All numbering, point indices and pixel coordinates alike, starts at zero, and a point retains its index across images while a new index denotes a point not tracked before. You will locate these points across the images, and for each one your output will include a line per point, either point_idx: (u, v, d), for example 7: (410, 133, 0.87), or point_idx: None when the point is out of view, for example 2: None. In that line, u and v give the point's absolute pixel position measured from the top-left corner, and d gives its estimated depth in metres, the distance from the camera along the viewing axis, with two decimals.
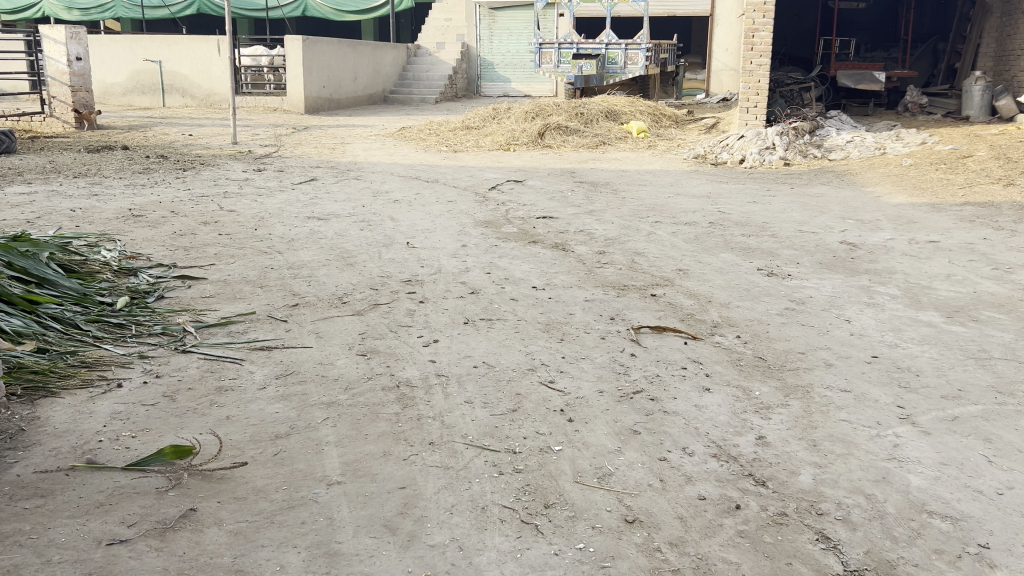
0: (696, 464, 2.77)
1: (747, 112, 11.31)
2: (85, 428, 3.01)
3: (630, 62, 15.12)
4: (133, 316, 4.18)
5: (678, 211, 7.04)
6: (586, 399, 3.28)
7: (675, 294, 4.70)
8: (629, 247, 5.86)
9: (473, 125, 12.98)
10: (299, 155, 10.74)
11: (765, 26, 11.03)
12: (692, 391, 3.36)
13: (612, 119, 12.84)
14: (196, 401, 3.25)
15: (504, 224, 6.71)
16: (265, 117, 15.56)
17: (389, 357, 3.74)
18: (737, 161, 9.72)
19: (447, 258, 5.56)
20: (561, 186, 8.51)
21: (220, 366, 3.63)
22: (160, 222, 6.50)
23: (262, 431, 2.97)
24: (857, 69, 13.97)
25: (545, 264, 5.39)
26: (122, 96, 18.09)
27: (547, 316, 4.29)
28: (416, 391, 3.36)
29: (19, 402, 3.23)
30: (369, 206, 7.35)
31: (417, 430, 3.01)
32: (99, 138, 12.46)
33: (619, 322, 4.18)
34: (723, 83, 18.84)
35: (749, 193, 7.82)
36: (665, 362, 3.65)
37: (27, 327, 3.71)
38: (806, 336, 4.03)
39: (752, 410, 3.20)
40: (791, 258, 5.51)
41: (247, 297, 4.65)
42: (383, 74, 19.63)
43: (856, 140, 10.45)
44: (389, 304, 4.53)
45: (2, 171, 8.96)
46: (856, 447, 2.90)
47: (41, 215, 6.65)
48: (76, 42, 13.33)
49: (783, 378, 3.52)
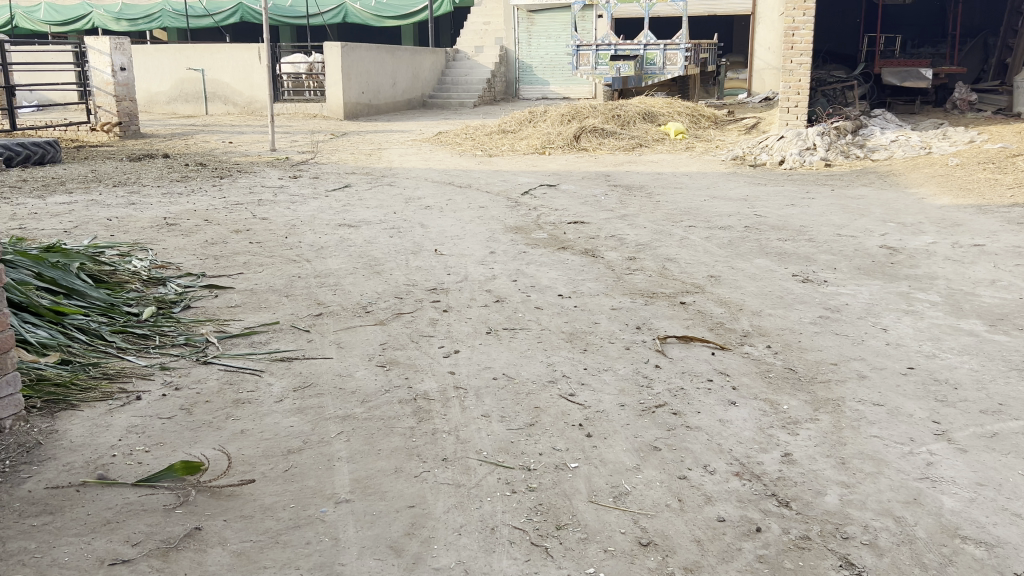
0: (716, 484, 2.67)
1: (787, 112, 11.08)
2: (101, 441, 3.01)
3: (669, 62, 14.94)
4: (158, 326, 4.20)
5: (713, 215, 6.90)
6: (606, 413, 3.18)
7: (706, 301, 4.58)
8: (660, 252, 5.75)
9: (509, 129, 12.93)
10: (335, 161, 10.78)
11: (805, 24, 10.81)
12: (717, 404, 3.25)
13: (650, 121, 12.70)
14: (213, 414, 3.23)
15: (534, 230, 6.64)
16: (305, 124, 15.67)
17: (408, 368, 3.69)
18: (776, 162, 9.53)
19: (475, 265, 5.51)
20: (594, 191, 8.40)
21: (239, 378, 3.62)
22: (193, 230, 6.55)
23: (275, 446, 2.94)
24: (902, 66, 13.65)
25: (573, 271, 5.31)
26: (167, 104, 18.43)
27: (572, 326, 4.21)
28: (433, 403, 3.31)
29: (39, 415, 3.24)
30: (400, 212, 7.34)
31: (431, 445, 2.95)
32: (141, 146, 12.67)
33: (645, 332, 4.08)
34: (766, 82, 18.56)
35: (789, 196, 7.63)
36: (691, 374, 3.54)
37: (52, 338, 3.73)
38: (839, 346, 3.89)
39: (778, 425, 3.09)
40: (827, 263, 5.36)
41: (273, 306, 4.65)
42: (422, 79, 19.68)
43: (901, 139, 10.17)
44: (413, 313, 4.48)
45: (46, 180, 9.14)
46: (886, 465, 2.77)
47: (79, 224, 6.75)
48: (120, 53, 13.63)
49: (813, 392, 3.39)
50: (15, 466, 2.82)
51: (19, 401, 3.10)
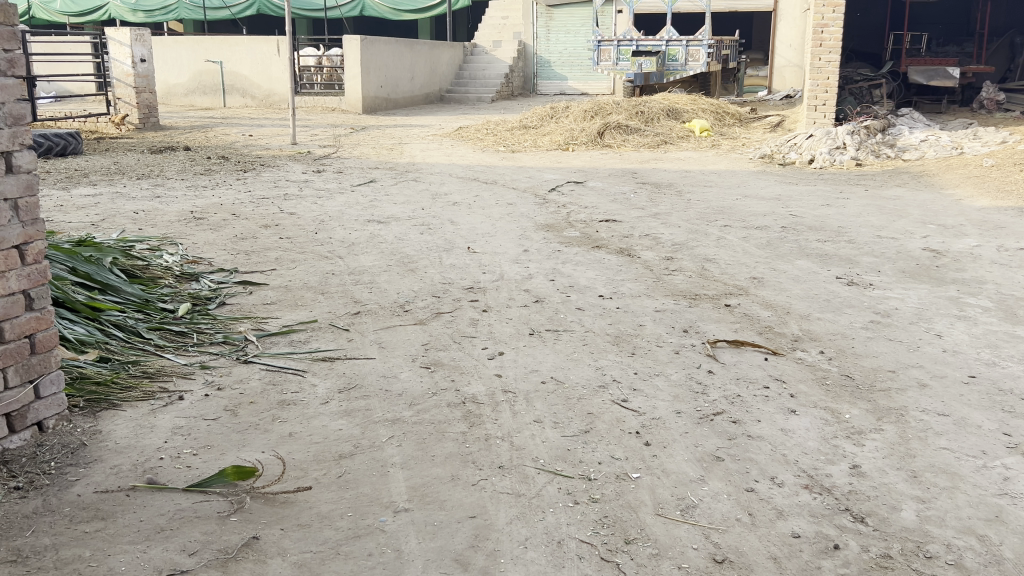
0: (787, 497, 2.58)
1: (815, 110, 10.95)
2: (146, 443, 2.93)
3: (691, 59, 14.79)
4: (195, 324, 4.13)
5: (747, 214, 6.79)
6: (663, 421, 3.09)
7: (751, 304, 4.48)
8: (698, 252, 5.65)
9: (531, 125, 12.82)
10: (357, 156, 10.69)
11: (835, 22, 10.65)
12: (777, 413, 3.16)
13: (673, 118, 12.57)
14: (259, 416, 3.15)
15: (566, 227, 6.55)
16: (323, 118, 15.59)
17: (454, 370, 3.60)
18: (806, 161, 9.40)
19: (510, 264, 5.41)
20: (622, 188, 8.29)
21: (282, 378, 3.54)
22: (222, 225, 6.48)
23: (325, 450, 2.86)
24: (929, 64, 13.53)
25: (611, 270, 5.21)
26: (185, 96, 18.38)
27: (616, 328, 4.11)
28: (484, 408, 3.22)
29: (81, 415, 3.17)
30: (428, 208, 7.25)
31: (486, 452, 2.86)
32: (162, 138, 12.62)
33: (693, 335, 3.99)
34: (786, 79, 18.44)
35: (822, 196, 7.51)
36: (746, 380, 3.45)
37: (90, 335, 3.67)
38: (895, 352, 3.79)
39: (842, 436, 2.99)
40: (871, 266, 5.24)
41: (309, 304, 4.57)
42: (440, 73, 19.57)
43: (931, 139, 10.02)
44: (452, 313, 4.39)
45: (70, 172, 9.10)
46: (961, 479, 2.67)
47: (106, 217, 6.69)
48: (141, 44, 13.54)
49: (874, 400, 3.29)
50: (61, 469, 2.75)
51: (62, 401, 3.03)
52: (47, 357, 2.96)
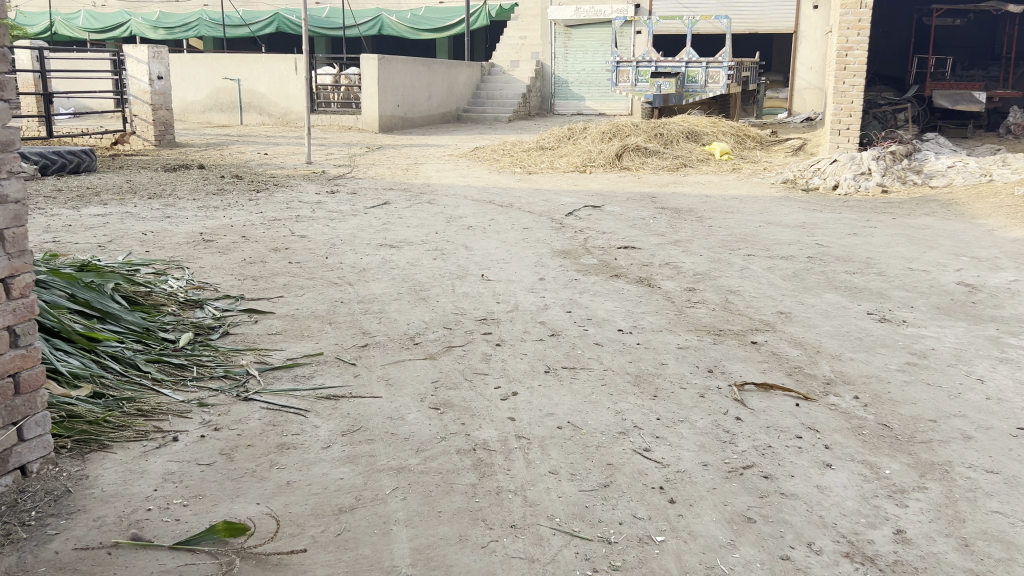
0: (826, 567, 2.36)
1: (838, 134, 10.71)
2: (134, 491, 2.74)
3: (711, 81, 14.63)
4: (195, 356, 3.94)
5: (771, 243, 6.57)
6: (689, 474, 2.88)
7: (779, 342, 4.27)
8: (721, 283, 5.44)
9: (548, 146, 12.64)
10: (372, 176, 10.55)
11: (859, 45, 10.44)
12: (812, 467, 2.94)
13: (693, 140, 12.37)
14: (256, 462, 2.96)
15: (583, 254, 6.34)
16: (340, 136, 15.50)
17: (464, 413, 3.39)
18: (830, 187, 9.18)
19: (525, 293, 5.22)
20: (641, 213, 8.07)
21: (283, 419, 3.34)
22: (231, 248, 6.33)
23: (325, 503, 2.67)
24: (954, 89, 13.28)
25: (631, 302, 4.99)
26: (202, 114, 18.38)
27: (637, 366, 3.90)
28: (495, 456, 3.01)
29: (69, 456, 2.99)
30: (443, 232, 7.07)
31: (498, 508, 2.65)
32: (177, 156, 12.53)
33: (719, 376, 3.77)
34: (807, 102, 18.25)
35: (849, 224, 7.30)
36: (777, 429, 3.23)
37: (84, 368, 3.49)
38: (934, 399, 3.55)
39: (883, 495, 2.76)
40: (903, 300, 5.01)
41: (315, 335, 4.38)
42: (457, 93, 19.49)
43: (959, 165, 9.75)
44: (464, 347, 4.19)
45: (81, 190, 8.98)
46: (1018, 550, 2.44)
47: (114, 238, 6.55)
48: (158, 62, 13.50)
49: (914, 454, 3.06)
50: (41, 520, 2.57)
51: (48, 442, 2.85)
52: (33, 398, 2.79)
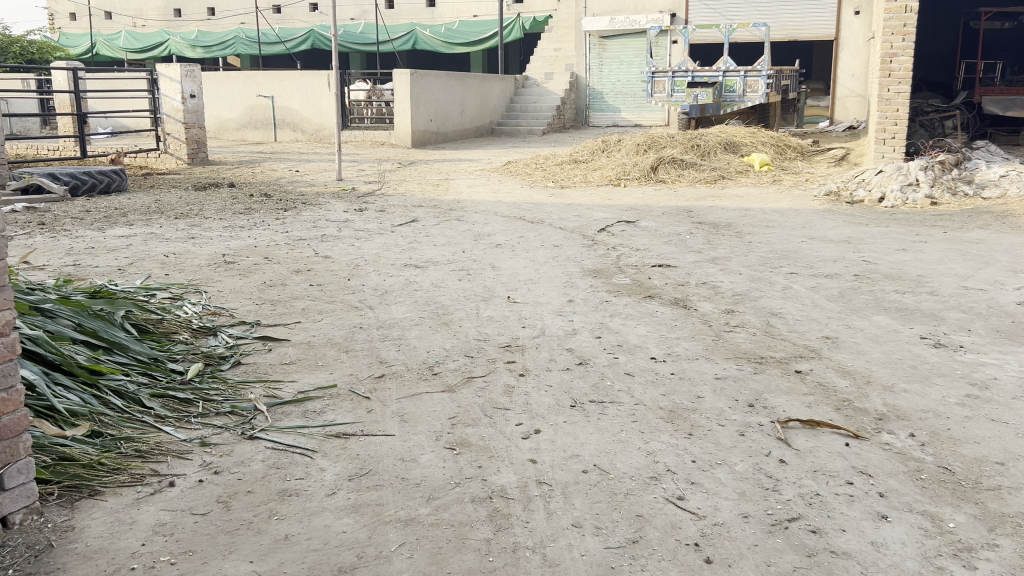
0: None
1: (884, 143, 10.28)
2: (120, 546, 2.53)
3: (750, 90, 14.22)
4: (203, 389, 3.73)
5: (815, 260, 6.24)
6: (727, 529, 2.59)
7: (825, 371, 3.95)
8: (762, 304, 5.13)
9: (581, 159, 12.36)
10: (401, 193, 10.37)
11: (905, 51, 10.05)
12: (866, 519, 2.63)
13: (731, 151, 12.01)
14: (254, 511, 2.74)
15: (615, 273, 6.06)
16: (372, 152, 15.41)
17: (483, 454, 3.13)
18: (875, 200, 8.77)
19: (552, 316, 4.96)
20: (677, 228, 7.77)
21: (288, 460, 3.12)
22: (252, 270, 6.16)
23: (324, 562, 2.43)
24: (1006, 94, 12.77)
25: (665, 326, 4.71)
26: (237, 131, 18.47)
27: (670, 401, 3.60)
28: (513, 505, 2.75)
29: (57, 505, 2.79)
30: (470, 251, 6.84)
31: (513, 569, 2.39)
32: (208, 175, 12.49)
33: (760, 412, 3.46)
34: (849, 109, 17.80)
35: (897, 238, 6.93)
36: (825, 475, 2.93)
37: (83, 405, 3.30)
38: (1000, 437, 3.21)
39: (949, 554, 2.45)
40: (959, 323, 4.66)
41: (330, 365, 4.16)
42: (491, 106, 19.31)
43: (1014, 173, 9.22)
44: (485, 378, 3.93)
45: (109, 211, 8.92)
46: None
47: (135, 261, 6.43)
48: (190, 80, 13.54)
49: (981, 503, 2.74)
50: None
51: (33, 491, 2.65)
52: (15, 443, 2.59)
